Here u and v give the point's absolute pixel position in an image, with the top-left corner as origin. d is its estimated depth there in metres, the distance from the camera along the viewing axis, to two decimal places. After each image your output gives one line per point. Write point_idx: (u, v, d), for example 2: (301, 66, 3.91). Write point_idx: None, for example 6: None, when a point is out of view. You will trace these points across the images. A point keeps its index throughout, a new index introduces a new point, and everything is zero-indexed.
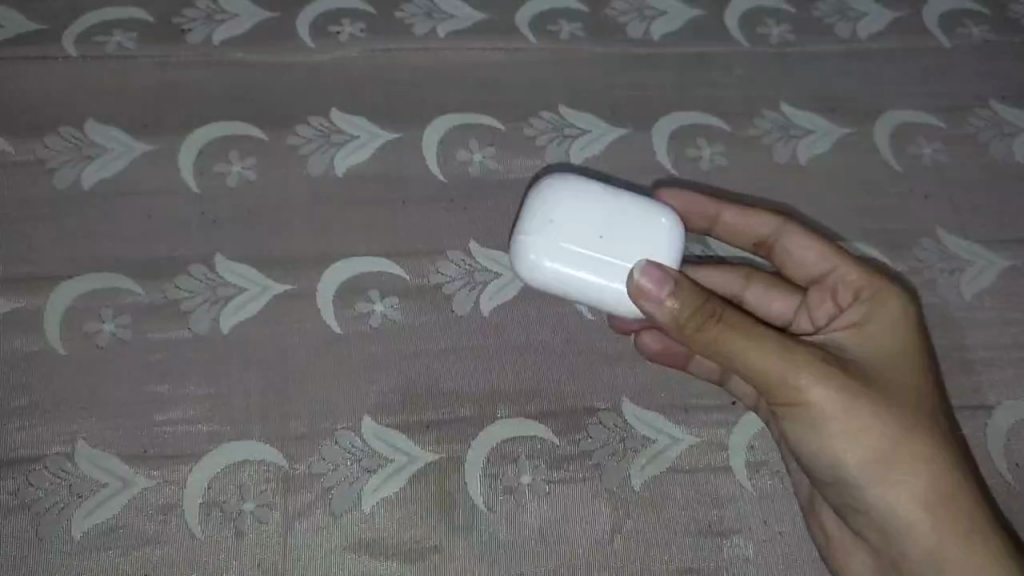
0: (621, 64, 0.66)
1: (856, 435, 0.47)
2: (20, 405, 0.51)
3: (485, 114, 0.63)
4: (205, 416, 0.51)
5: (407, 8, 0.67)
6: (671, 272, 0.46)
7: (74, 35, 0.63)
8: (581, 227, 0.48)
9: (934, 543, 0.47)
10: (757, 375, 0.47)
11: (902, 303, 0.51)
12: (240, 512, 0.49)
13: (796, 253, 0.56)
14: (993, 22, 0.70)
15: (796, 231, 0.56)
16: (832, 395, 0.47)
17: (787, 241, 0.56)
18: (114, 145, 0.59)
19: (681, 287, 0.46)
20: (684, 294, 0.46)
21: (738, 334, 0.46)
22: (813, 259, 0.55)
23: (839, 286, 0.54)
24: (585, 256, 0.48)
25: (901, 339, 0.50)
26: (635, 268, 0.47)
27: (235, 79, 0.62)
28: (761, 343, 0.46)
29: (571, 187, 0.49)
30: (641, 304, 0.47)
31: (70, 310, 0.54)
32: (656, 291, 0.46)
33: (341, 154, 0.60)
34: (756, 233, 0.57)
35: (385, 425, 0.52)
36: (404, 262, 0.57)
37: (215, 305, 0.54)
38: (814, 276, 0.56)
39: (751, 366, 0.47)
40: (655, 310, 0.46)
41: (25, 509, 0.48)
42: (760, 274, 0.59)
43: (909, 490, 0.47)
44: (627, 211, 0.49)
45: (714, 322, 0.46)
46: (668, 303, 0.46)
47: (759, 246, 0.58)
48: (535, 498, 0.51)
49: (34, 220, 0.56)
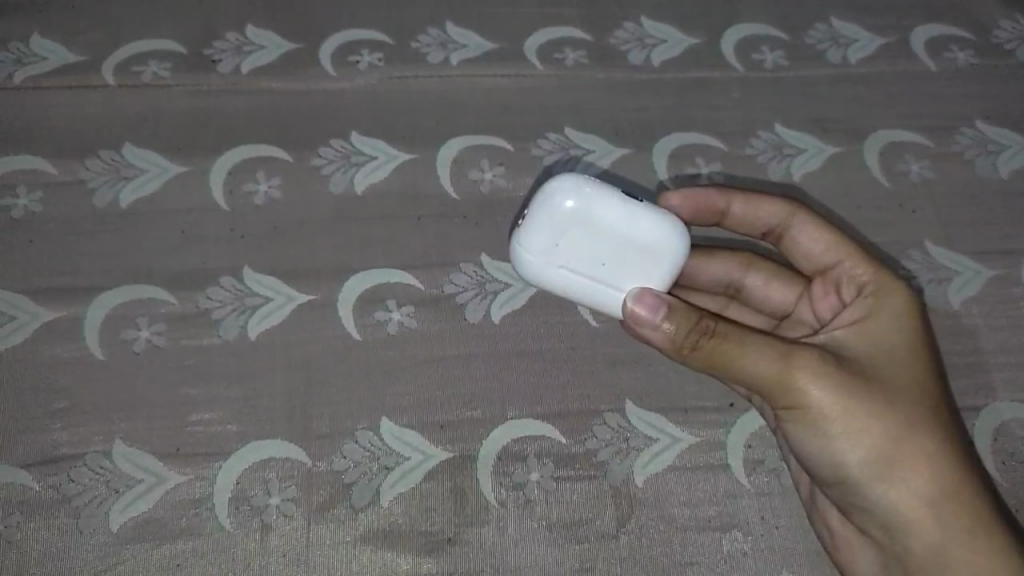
0: (623, 88, 0.70)
1: (856, 435, 0.50)
2: (61, 407, 0.54)
3: (495, 135, 0.67)
4: (233, 416, 0.55)
5: (422, 39, 0.71)
6: (665, 297, 0.50)
7: (113, 66, 0.68)
8: (585, 241, 0.50)
9: (936, 539, 0.50)
10: (757, 379, 0.50)
11: (905, 297, 0.54)
12: (266, 505, 0.52)
13: (805, 243, 0.59)
14: (977, 47, 0.74)
15: (805, 222, 0.59)
16: (831, 396, 0.50)
17: (794, 232, 0.60)
18: (150, 167, 0.63)
19: (675, 311, 0.49)
20: (678, 313, 0.49)
21: (736, 341, 0.49)
22: (819, 251, 0.59)
23: (843, 279, 0.58)
24: (587, 268, 0.51)
25: (904, 331, 0.53)
26: (629, 297, 0.51)
27: (262, 105, 0.67)
28: (760, 346, 0.49)
29: (583, 205, 0.49)
30: (640, 328, 0.50)
31: (108, 318, 0.57)
32: (650, 317, 0.50)
33: (359, 173, 0.64)
34: (766, 224, 0.60)
35: (402, 425, 0.55)
36: (419, 273, 0.61)
37: (243, 314, 0.58)
38: (820, 267, 0.59)
39: (755, 370, 0.49)
40: (654, 334, 0.50)
41: (66, 502, 0.52)
42: (762, 265, 0.62)
43: (909, 487, 0.50)
44: (633, 231, 0.50)
45: (708, 338, 0.49)
46: (663, 326, 0.49)
47: (768, 235, 0.61)
48: (544, 493, 0.54)
49: (76, 236, 0.60)
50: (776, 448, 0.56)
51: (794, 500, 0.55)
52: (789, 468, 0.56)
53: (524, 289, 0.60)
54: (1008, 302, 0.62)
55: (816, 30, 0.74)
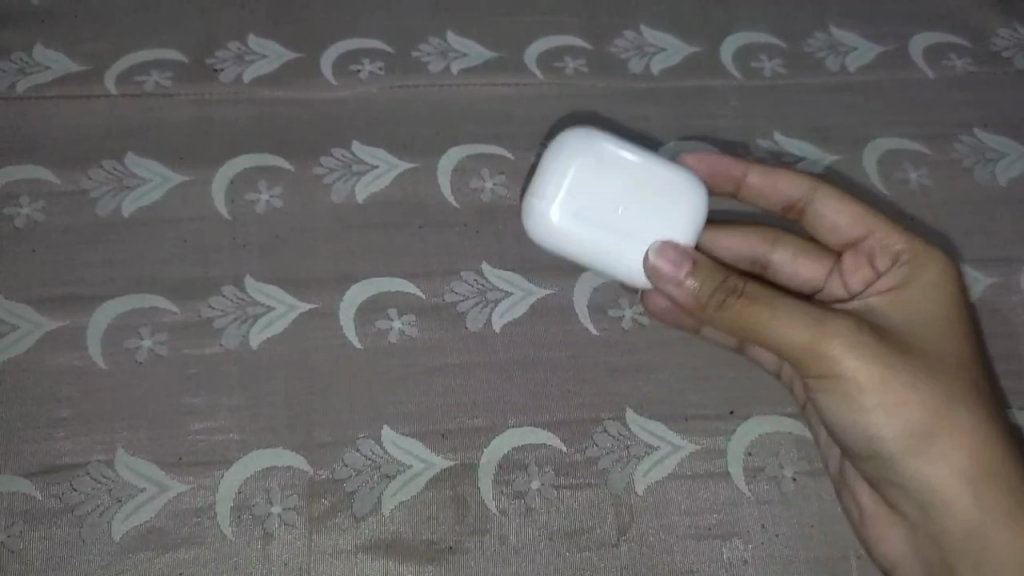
0: (623, 97, 0.70)
1: (892, 409, 0.51)
2: (63, 415, 0.55)
3: (496, 144, 0.67)
4: (236, 425, 0.55)
5: (423, 48, 0.72)
6: (687, 252, 0.53)
7: (115, 76, 0.68)
8: (603, 194, 0.54)
9: (972, 516, 0.51)
10: (791, 347, 0.51)
11: (944, 268, 0.56)
12: (269, 514, 0.52)
13: (829, 216, 0.60)
14: (975, 55, 0.74)
15: (828, 192, 0.59)
16: (866, 367, 0.51)
17: (818, 204, 0.60)
18: (152, 176, 0.64)
19: (699, 269, 0.52)
20: (703, 271, 0.52)
21: (770, 309, 0.50)
22: (846, 224, 0.60)
23: (874, 250, 0.59)
24: (606, 222, 0.54)
25: (940, 303, 0.55)
26: (651, 250, 0.53)
27: (264, 114, 0.67)
28: (794, 315, 0.50)
29: (595, 153, 0.54)
30: (662, 286, 0.53)
31: (111, 327, 0.58)
32: (673, 273, 0.52)
33: (361, 182, 0.64)
34: (788, 197, 0.61)
35: (404, 434, 0.55)
36: (420, 282, 0.61)
37: (245, 323, 0.58)
38: (848, 241, 0.60)
39: (788, 339, 0.51)
40: (676, 291, 0.52)
41: (69, 511, 0.52)
42: (787, 241, 0.63)
43: (945, 461, 0.51)
44: (648, 180, 0.54)
45: (735, 297, 0.51)
46: (687, 283, 0.52)
47: (789, 210, 0.62)
48: (545, 502, 0.54)
49: (79, 244, 0.60)
50: (777, 456, 0.56)
51: (796, 508, 0.55)
52: (790, 477, 0.56)
53: (525, 297, 0.60)
54: (1008, 310, 0.62)
55: (814, 38, 0.75)
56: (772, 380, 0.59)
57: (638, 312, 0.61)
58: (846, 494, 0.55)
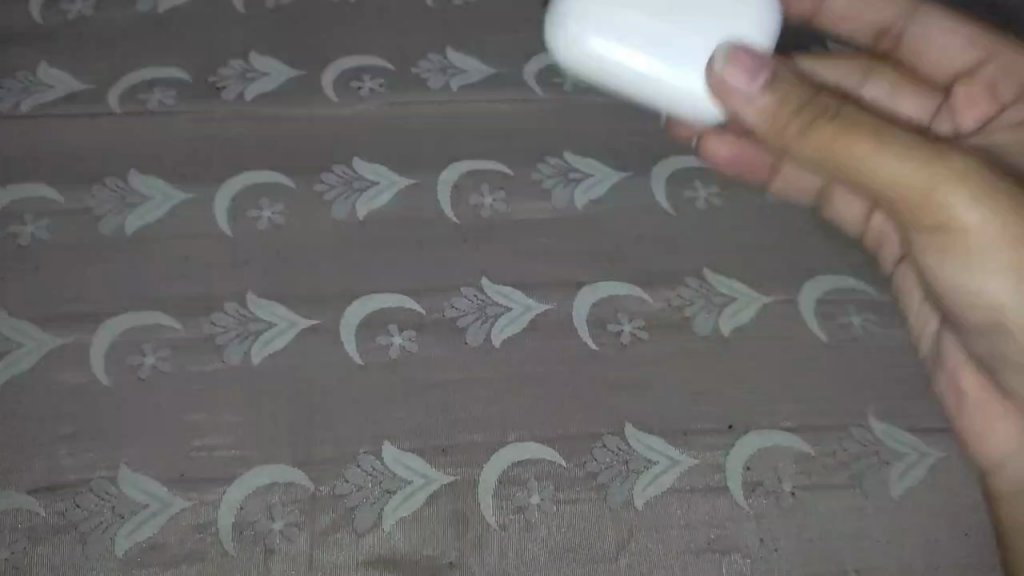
0: (622, 112, 0.71)
1: (1010, 244, 0.49)
2: (66, 432, 0.55)
3: (496, 159, 0.68)
4: (238, 442, 0.55)
5: (423, 65, 0.72)
6: (757, 57, 0.50)
7: (118, 94, 0.69)
8: None
9: None
10: (896, 187, 0.49)
11: None
12: (270, 530, 0.53)
13: (941, 43, 0.64)
14: None
15: (934, 17, 0.64)
16: (983, 214, 0.49)
17: (920, 24, 0.64)
18: (156, 193, 0.64)
19: (778, 81, 0.49)
20: (781, 82, 0.49)
21: (878, 151, 0.48)
22: (959, 52, 0.63)
23: (993, 80, 0.62)
24: (654, 17, 0.53)
25: None
26: (715, 57, 0.51)
27: (266, 131, 0.68)
28: (902, 156, 0.48)
29: None
30: (733, 104, 0.51)
31: (114, 344, 0.58)
32: (745, 85, 0.49)
33: (362, 198, 0.65)
34: (880, 21, 0.66)
35: (404, 450, 0.56)
36: (421, 297, 0.61)
37: (247, 339, 0.59)
38: (960, 71, 0.64)
39: (891, 180, 0.49)
40: (753, 113, 0.50)
41: (72, 528, 0.52)
42: (890, 73, 0.67)
43: None
44: None
45: (827, 119, 0.49)
46: (762, 101, 0.50)
47: (888, 37, 0.67)
48: (545, 516, 0.54)
49: (83, 262, 0.61)
50: (776, 470, 0.56)
51: (795, 523, 0.55)
52: (789, 491, 0.56)
53: (525, 312, 0.61)
54: None
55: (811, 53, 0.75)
56: (770, 396, 0.59)
57: (637, 327, 0.61)
58: (845, 508, 0.55)
